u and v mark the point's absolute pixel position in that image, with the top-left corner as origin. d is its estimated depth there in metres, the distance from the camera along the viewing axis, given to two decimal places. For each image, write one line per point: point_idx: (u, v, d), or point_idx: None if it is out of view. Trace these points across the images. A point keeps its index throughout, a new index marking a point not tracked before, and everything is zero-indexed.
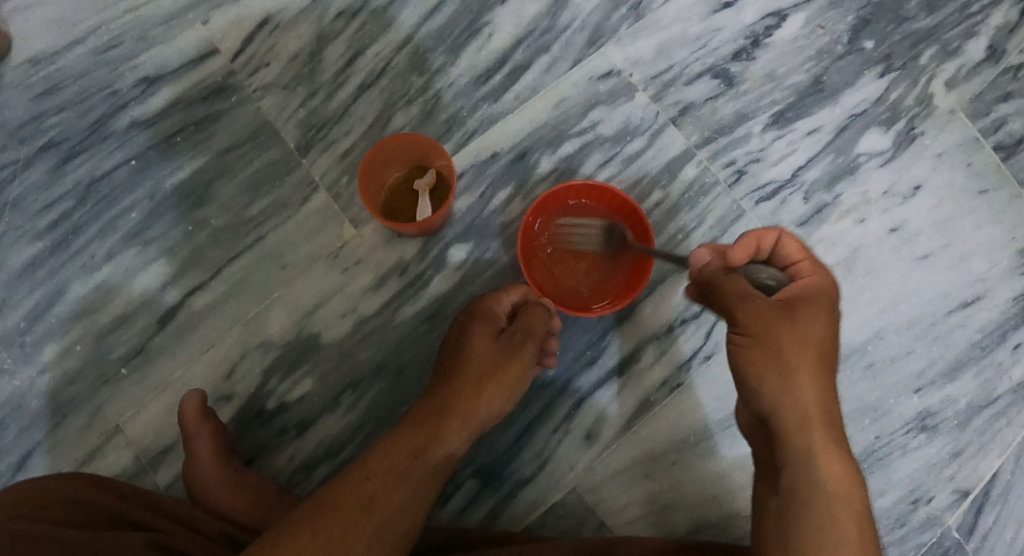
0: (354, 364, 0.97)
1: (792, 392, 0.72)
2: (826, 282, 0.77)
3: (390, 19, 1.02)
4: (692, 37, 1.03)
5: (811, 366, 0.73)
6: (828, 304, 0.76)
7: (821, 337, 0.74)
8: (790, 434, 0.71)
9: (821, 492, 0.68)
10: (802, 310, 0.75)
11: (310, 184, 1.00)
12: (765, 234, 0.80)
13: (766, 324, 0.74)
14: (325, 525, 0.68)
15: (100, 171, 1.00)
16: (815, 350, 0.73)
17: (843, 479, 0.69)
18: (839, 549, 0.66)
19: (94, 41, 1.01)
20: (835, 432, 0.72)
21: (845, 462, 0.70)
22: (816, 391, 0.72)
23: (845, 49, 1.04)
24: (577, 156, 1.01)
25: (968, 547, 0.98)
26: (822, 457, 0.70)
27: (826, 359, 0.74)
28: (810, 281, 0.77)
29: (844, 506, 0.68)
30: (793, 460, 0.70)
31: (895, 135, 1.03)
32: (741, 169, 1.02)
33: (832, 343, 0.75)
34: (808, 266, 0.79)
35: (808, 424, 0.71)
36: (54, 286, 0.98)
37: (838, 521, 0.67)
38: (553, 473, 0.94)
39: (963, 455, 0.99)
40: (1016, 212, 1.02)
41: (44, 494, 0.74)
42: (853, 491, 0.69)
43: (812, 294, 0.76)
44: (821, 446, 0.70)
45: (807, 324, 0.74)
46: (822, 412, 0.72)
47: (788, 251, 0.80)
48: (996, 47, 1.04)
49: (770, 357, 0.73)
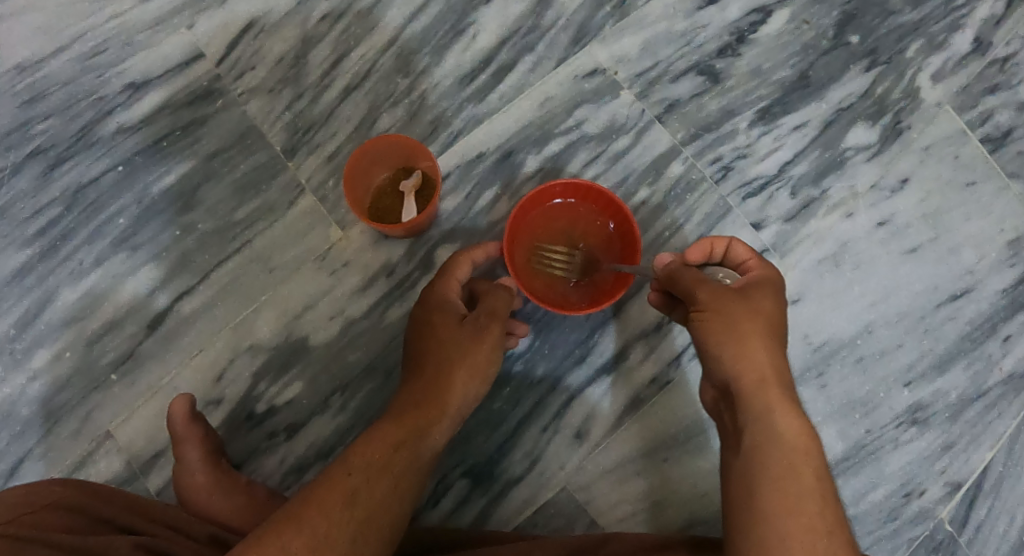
0: (343, 366, 0.97)
1: (747, 356, 0.73)
2: (771, 270, 0.81)
3: (374, 21, 1.02)
4: (677, 34, 1.03)
5: (761, 334, 0.74)
6: (774, 286, 0.79)
7: (769, 309, 0.77)
8: (749, 398, 0.71)
9: (781, 447, 0.68)
10: (753, 288, 0.78)
11: (297, 186, 1.00)
12: (718, 240, 0.85)
13: (718, 296, 0.76)
14: (307, 520, 0.67)
15: (87, 177, 1.00)
16: (763, 318, 0.76)
17: (803, 436, 0.69)
18: (800, 499, 0.65)
19: (79, 47, 1.02)
20: (792, 394, 0.72)
21: (801, 420, 0.70)
22: (768, 357, 0.73)
23: (830, 43, 1.04)
24: (564, 155, 1.01)
25: (961, 540, 0.98)
26: (780, 414, 0.70)
27: (776, 330, 0.76)
28: (756, 271, 0.81)
29: (804, 460, 0.68)
30: (753, 420, 0.70)
31: (882, 129, 1.03)
32: (728, 165, 1.02)
33: (780, 315, 0.78)
34: (755, 260, 0.83)
35: (763, 385, 0.72)
36: (43, 292, 0.98)
37: (798, 474, 0.67)
38: (543, 472, 0.94)
39: (955, 447, 0.99)
40: (1004, 204, 1.02)
41: (35, 499, 0.73)
42: (812, 446, 0.69)
43: (760, 280, 0.80)
44: (778, 404, 0.71)
45: (756, 298, 0.77)
46: (777, 376, 0.73)
47: (738, 252, 0.84)
48: (982, 40, 1.04)
49: (723, 322, 0.75)
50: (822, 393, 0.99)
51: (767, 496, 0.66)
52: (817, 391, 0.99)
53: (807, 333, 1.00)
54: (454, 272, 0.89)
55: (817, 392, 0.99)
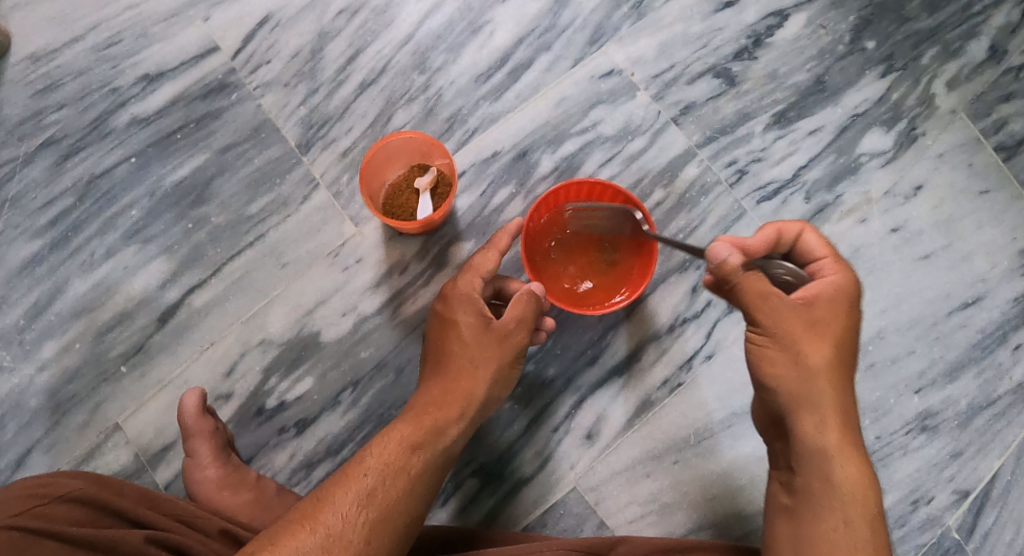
0: (354, 363, 0.97)
1: (815, 397, 0.75)
2: (852, 281, 0.77)
3: (390, 18, 1.02)
4: (694, 36, 1.03)
5: (833, 367, 0.75)
6: (853, 302, 0.77)
7: (846, 333, 0.76)
8: (811, 439, 0.74)
9: (838, 497, 0.73)
10: (823, 309, 0.76)
11: (311, 182, 0.99)
12: (787, 226, 0.81)
13: (787, 327, 0.75)
14: (321, 521, 0.68)
15: (100, 168, 1.00)
16: (836, 348, 0.75)
17: (861, 484, 0.74)
18: (854, 553, 0.71)
19: (95, 38, 1.01)
20: (852, 428, 0.76)
21: (859, 459, 0.75)
22: (836, 392, 0.75)
23: (846, 48, 1.04)
24: (578, 155, 1.01)
25: (969, 548, 0.98)
26: (841, 460, 0.74)
27: (846, 353, 0.76)
28: (834, 280, 0.77)
29: (861, 512, 0.73)
30: (815, 464, 0.74)
31: (897, 135, 1.03)
32: (743, 168, 1.02)
33: (852, 332, 0.77)
34: (833, 262, 0.78)
35: (828, 426, 0.74)
36: (53, 283, 0.98)
37: (856, 527, 0.72)
38: (553, 472, 0.94)
39: (964, 455, 0.99)
40: (1017, 213, 1.02)
41: (45, 489, 0.72)
42: (867, 488, 0.74)
43: (835, 296, 0.76)
44: (841, 450, 0.74)
45: (829, 322, 0.75)
46: (842, 411, 0.75)
47: (812, 245, 0.80)
48: (998, 47, 1.03)
49: (791, 359, 0.75)
50: None
51: (822, 544, 0.72)
52: None
53: None
54: (478, 268, 0.86)
55: None
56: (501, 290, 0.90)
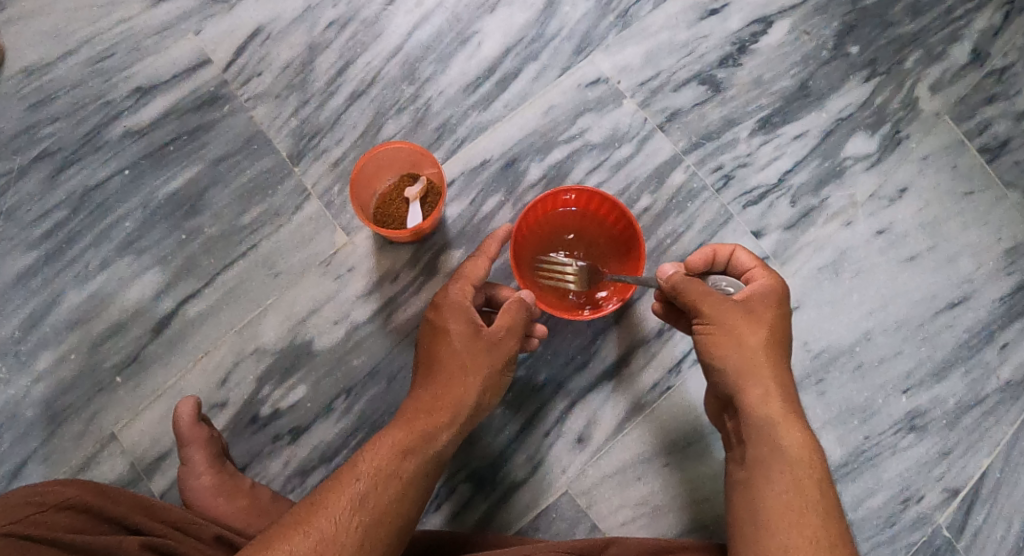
0: (348, 370, 0.98)
1: (756, 372, 0.78)
2: (781, 280, 0.83)
3: (380, 29, 1.03)
4: (680, 44, 1.04)
5: (770, 348, 0.79)
6: (784, 296, 0.82)
7: (779, 321, 0.81)
8: (755, 410, 0.77)
9: (785, 461, 0.74)
10: (757, 299, 0.81)
11: (303, 192, 1.01)
12: (720, 247, 0.85)
13: (724, 312, 0.79)
14: (315, 525, 0.69)
15: (94, 181, 1.01)
16: (772, 331, 0.80)
17: (808, 451, 0.75)
18: (806, 513, 0.72)
19: (88, 52, 1.02)
20: (794, 405, 0.78)
21: (805, 431, 0.77)
22: (775, 371, 0.79)
23: (830, 54, 1.05)
24: (567, 163, 1.02)
25: (959, 546, 0.99)
26: (786, 428, 0.76)
27: (781, 339, 0.80)
28: (763, 278, 0.83)
29: (810, 475, 0.74)
30: (762, 432, 0.76)
31: (881, 138, 1.04)
32: (729, 173, 1.03)
33: (785, 323, 0.82)
34: (763, 264, 0.84)
35: (771, 398, 0.77)
36: (48, 295, 0.99)
37: (806, 489, 0.73)
38: (545, 476, 0.95)
39: (952, 454, 1.00)
40: (1001, 214, 1.03)
41: (41, 497, 0.73)
42: (814, 457, 0.75)
43: (769, 289, 0.81)
44: (785, 419, 0.76)
45: (764, 309, 0.80)
46: (782, 388, 0.78)
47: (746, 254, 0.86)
48: (979, 51, 1.05)
49: (731, 340, 0.79)
50: (821, 399, 1.00)
51: (775, 506, 0.72)
52: (816, 397, 1.00)
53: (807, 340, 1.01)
54: (469, 276, 0.87)
55: (816, 398, 1.00)
56: (491, 298, 0.92)
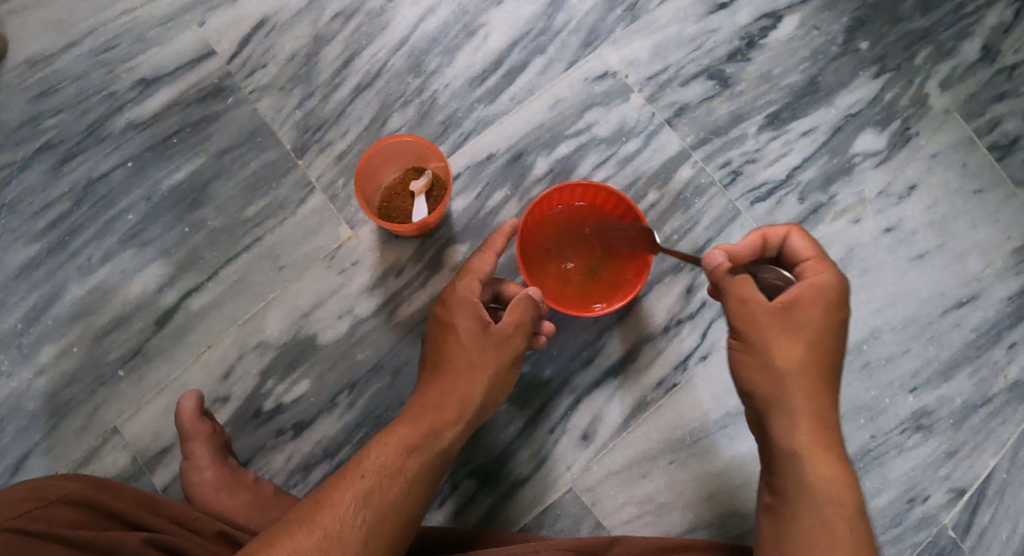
0: (351, 365, 0.97)
1: (788, 396, 0.75)
2: (833, 281, 0.77)
3: (385, 21, 1.02)
4: (688, 38, 1.03)
5: (807, 369, 0.75)
6: (834, 303, 0.77)
7: (825, 335, 0.76)
8: (785, 437, 0.74)
9: (812, 493, 0.72)
10: (800, 307, 0.76)
11: (307, 185, 1.00)
12: (773, 229, 0.81)
13: (756, 326, 0.77)
14: (319, 522, 0.68)
15: (97, 173, 1.00)
16: (812, 349, 0.76)
17: (839, 484, 0.72)
18: (831, 550, 0.70)
19: (91, 43, 1.02)
20: (830, 427, 0.75)
21: (838, 459, 0.74)
22: (811, 394, 0.75)
23: (839, 49, 1.04)
24: (573, 157, 1.01)
25: (965, 546, 0.98)
26: (815, 458, 0.73)
27: (824, 353, 0.76)
28: (813, 281, 0.77)
29: (838, 510, 0.71)
30: (789, 463, 0.74)
31: (890, 135, 1.03)
32: (737, 169, 1.02)
33: (832, 332, 0.77)
34: (816, 264, 0.78)
35: (802, 424, 0.74)
36: (51, 287, 0.98)
37: (832, 527, 0.70)
38: (549, 473, 0.94)
39: (959, 454, 0.99)
40: (1011, 212, 1.03)
41: (43, 491, 0.72)
42: (846, 487, 0.72)
43: (814, 294, 0.77)
44: (816, 448, 0.73)
45: (805, 323, 0.76)
46: (819, 413, 0.75)
47: (798, 250, 0.80)
48: (991, 47, 1.04)
49: (761, 360, 0.76)
50: None
51: (797, 542, 0.71)
52: None
53: None
54: (477, 272, 0.87)
55: None
56: (498, 294, 0.91)
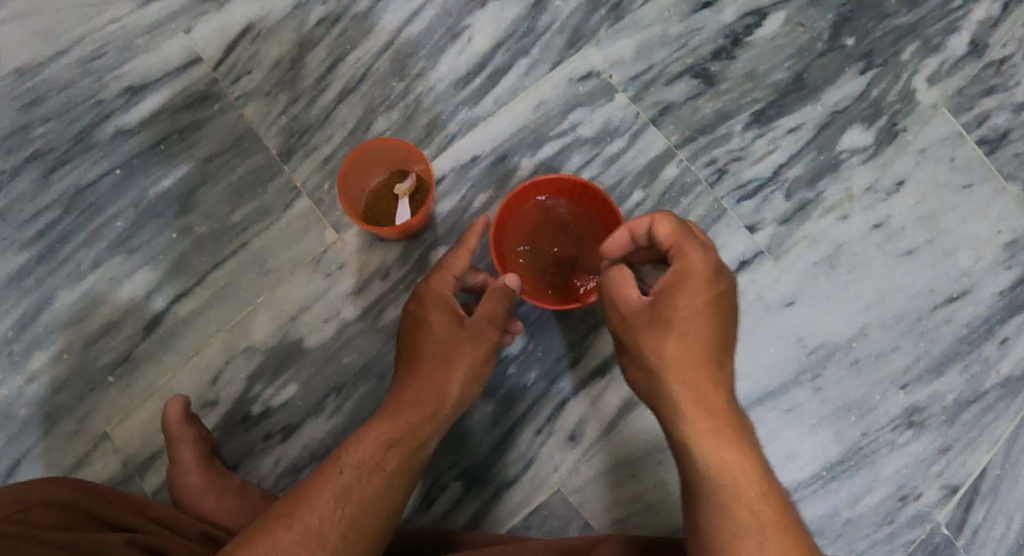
0: (338, 368, 0.97)
1: (667, 392, 0.75)
2: (697, 261, 0.75)
3: (370, 25, 1.03)
4: (672, 38, 1.03)
5: (675, 361, 0.75)
6: (702, 284, 0.74)
7: (699, 319, 0.74)
8: (678, 433, 0.74)
9: (709, 482, 0.70)
10: (662, 301, 0.75)
11: (293, 189, 1.00)
12: (636, 222, 0.78)
13: (630, 326, 0.78)
14: (297, 518, 0.68)
15: (85, 180, 1.01)
16: (683, 339, 0.74)
17: (733, 469, 0.70)
18: (736, 534, 0.67)
19: (78, 52, 1.02)
20: (717, 415, 0.73)
21: (733, 444, 0.72)
22: (686, 383, 0.74)
23: (825, 46, 1.04)
24: (558, 158, 1.01)
25: (958, 544, 0.97)
26: (706, 448, 0.71)
27: (699, 343, 0.74)
28: (676, 268, 0.75)
29: (739, 494, 0.69)
30: (686, 460, 0.73)
31: (878, 131, 1.03)
32: (723, 167, 1.02)
33: (711, 316, 0.75)
34: (675, 250, 0.76)
35: (686, 417, 0.73)
36: (41, 294, 0.99)
37: (732, 514, 0.68)
38: (537, 474, 0.94)
39: (952, 450, 0.98)
40: (1001, 207, 1.02)
41: (27, 495, 0.72)
42: (746, 471, 0.70)
43: (675, 285, 0.75)
44: (705, 440, 0.72)
45: (675, 314, 0.75)
46: (706, 401, 0.73)
47: (658, 239, 0.77)
48: (978, 42, 1.03)
49: (640, 360, 0.77)
50: (817, 395, 0.99)
51: (705, 540, 0.69)
52: (812, 393, 0.99)
53: (802, 335, 1.00)
54: (450, 267, 0.86)
55: (812, 394, 0.99)
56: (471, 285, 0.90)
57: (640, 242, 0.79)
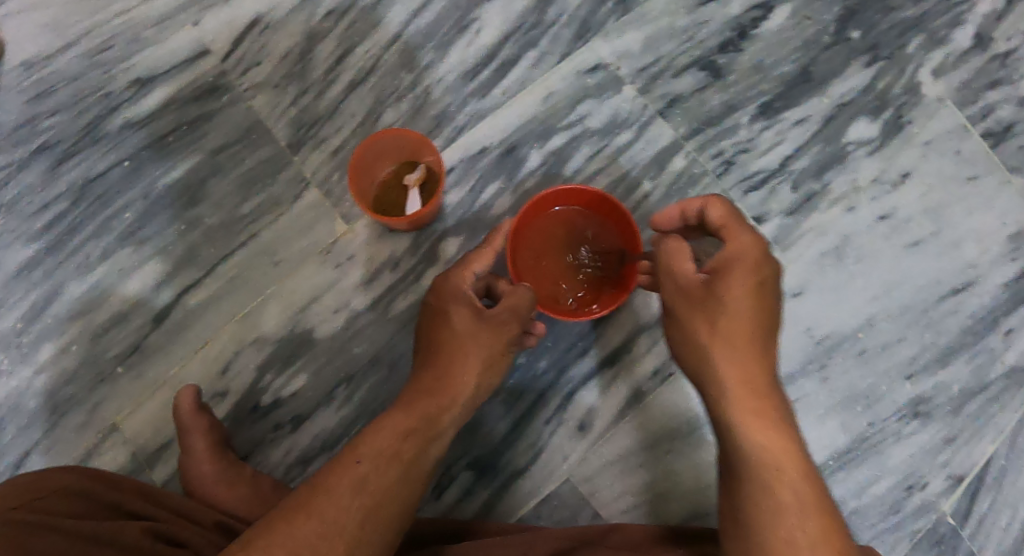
0: (348, 358, 0.97)
1: (716, 369, 0.76)
2: (744, 243, 0.78)
3: (378, 18, 1.03)
4: (679, 30, 1.04)
5: (729, 339, 0.76)
6: (751, 267, 0.77)
7: (751, 299, 0.76)
8: (725, 411, 0.75)
9: (751, 461, 0.71)
10: (718, 279, 0.77)
11: (302, 180, 1.01)
12: (689, 202, 0.83)
13: (686, 301, 0.79)
14: (317, 506, 0.69)
15: (94, 172, 1.01)
16: (737, 318, 0.76)
17: (777, 450, 0.71)
18: (775, 513, 0.68)
19: (86, 44, 1.02)
20: (766, 398, 0.74)
21: (778, 427, 0.72)
22: (738, 362, 0.75)
23: (831, 39, 1.04)
24: (567, 150, 1.01)
25: (964, 533, 0.98)
26: (750, 427, 0.72)
27: (756, 324, 0.76)
28: (728, 248, 0.78)
29: (778, 474, 0.69)
30: (729, 438, 0.73)
31: (884, 123, 1.03)
32: (730, 159, 1.03)
33: (764, 298, 0.77)
34: (727, 229, 0.79)
35: (735, 395, 0.74)
36: (50, 286, 0.99)
37: (774, 494, 0.68)
38: (547, 464, 0.95)
39: (957, 441, 0.99)
40: (1006, 199, 1.02)
41: (40, 484, 0.72)
42: (791, 453, 0.71)
43: (734, 263, 0.78)
44: (750, 418, 0.73)
45: (729, 292, 0.77)
46: (753, 382, 0.75)
47: (712, 218, 0.80)
48: (984, 35, 1.04)
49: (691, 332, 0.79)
50: (824, 386, 1.00)
51: (745, 517, 0.69)
52: (819, 384, 1.00)
53: (809, 325, 1.00)
54: (470, 262, 0.86)
55: (819, 385, 1.00)
56: (491, 288, 0.90)
57: (691, 220, 0.84)
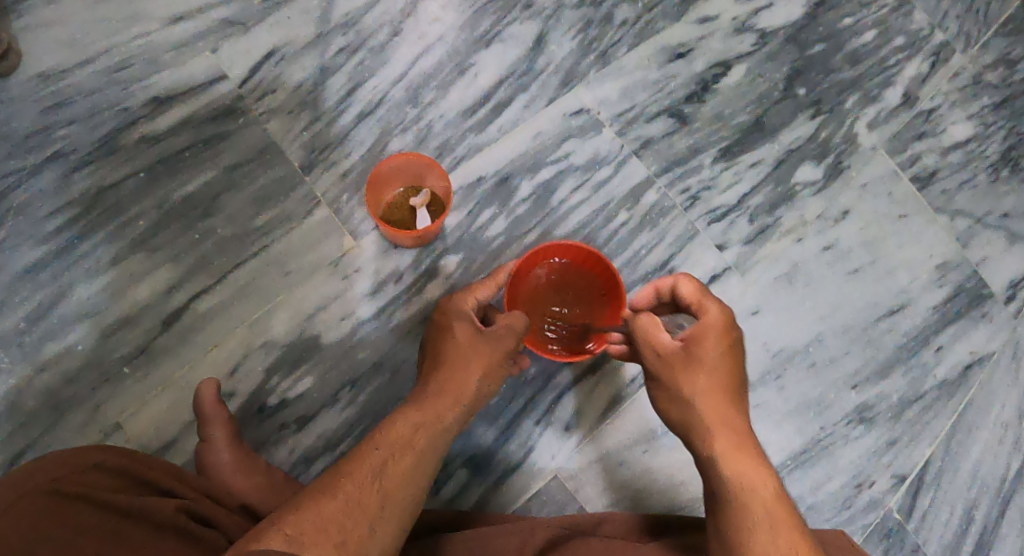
0: (352, 363, 1.04)
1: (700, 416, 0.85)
2: (716, 313, 0.88)
3: (387, 57, 1.14)
4: (651, 82, 1.18)
5: (708, 392, 0.85)
6: (721, 333, 0.87)
7: (723, 357, 0.86)
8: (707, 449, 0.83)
9: (733, 486, 0.79)
10: (693, 342, 0.87)
11: (313, 199, 1.09)
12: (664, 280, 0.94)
13: (666, 362, 0.88)
14: (337, 489, 0.75)
15: (107, 182, 1.07)
16: (713, 373, 0.86)
17: (756, 479, 0.79)
18: (753, 530, 0.75)
19: (105, 64, 1.10)
20: (742, 439, 0.83)
21: (757, 462, 0.81)
22: (715, 408, 0.84)
23: (781, 94, 1.21)
24: (554, 181, 1.13)
25: (908, 527, 1.09)
26: (730, 462, 0.80)
27: (730, 380, 0.86)
28: (701, 316, 0.89)
29: (756, 499, 0.77)
30: (712, 471, 0.81)
31: (826, 167, 1.19)
32: (695, 195, 1.16)
33: (733, 356, 0.87)
34: (700, 301, 0.89)
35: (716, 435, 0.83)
36: (58, 287, 1.03)
37: (751, 513, 0.76)
38: (536, 461, 1.02)
39: (898, 443, 1.11)
40: (932, 234, 1.18)
41: (78, 458, 0.75)
42: (768, 482, 0.79)
43: (706, 327, 0.87)
44: (731, 454, 0.81)
45: (703, 355, 0.87)
46: (732, 426, 0.84)
47: (684, 293, 0.91)
48: (909, 95, 1.22)
49: (671, 390, 0.87)
50: (781, 393, 1.11)
51: (728, 536, 0.77)
52: (777, 392, 1.11)
53: (767, 341, 1.12)
54: (472, 293, 0.97)
55: (777, 393, 1.11)
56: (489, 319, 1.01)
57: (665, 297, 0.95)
